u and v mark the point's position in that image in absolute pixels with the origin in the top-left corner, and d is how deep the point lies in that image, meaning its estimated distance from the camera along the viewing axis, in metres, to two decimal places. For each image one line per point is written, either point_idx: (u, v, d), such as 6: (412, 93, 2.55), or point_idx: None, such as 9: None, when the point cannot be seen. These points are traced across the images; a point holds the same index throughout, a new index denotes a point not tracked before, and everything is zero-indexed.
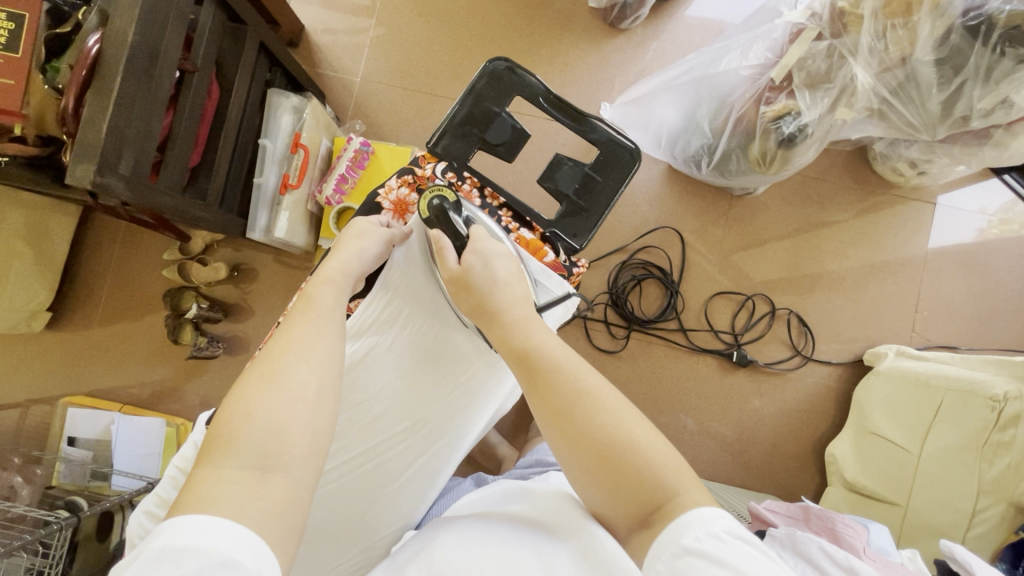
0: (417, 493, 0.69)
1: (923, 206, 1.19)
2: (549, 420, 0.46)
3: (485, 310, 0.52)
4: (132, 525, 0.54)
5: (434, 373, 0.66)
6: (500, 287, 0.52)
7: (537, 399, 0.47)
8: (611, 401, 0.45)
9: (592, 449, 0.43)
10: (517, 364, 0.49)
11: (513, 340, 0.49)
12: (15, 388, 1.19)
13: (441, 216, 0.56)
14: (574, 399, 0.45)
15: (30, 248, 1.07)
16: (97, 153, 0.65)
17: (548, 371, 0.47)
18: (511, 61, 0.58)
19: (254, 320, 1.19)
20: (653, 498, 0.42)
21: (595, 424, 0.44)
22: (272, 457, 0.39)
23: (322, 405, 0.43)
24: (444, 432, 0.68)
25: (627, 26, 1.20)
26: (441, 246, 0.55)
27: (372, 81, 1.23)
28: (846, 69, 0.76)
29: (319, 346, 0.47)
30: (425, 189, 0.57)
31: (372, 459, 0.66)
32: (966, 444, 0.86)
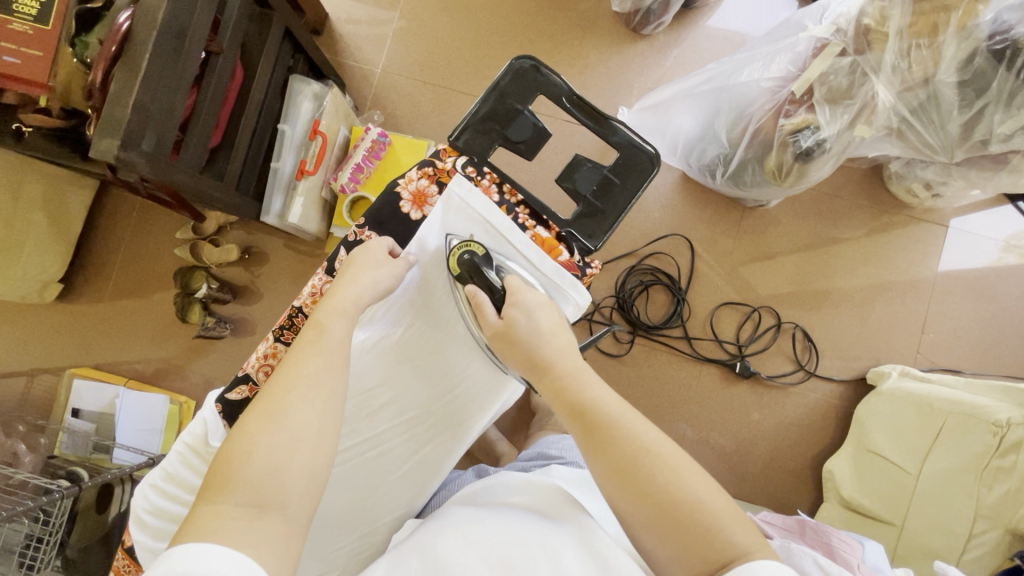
0: (419, 485, 0.68)
1: (936, 228, 1.19)
2: (610, 480, 0.44)
3: (536, 363, 0.51)
4: (137, 495, 0.55)
5: (442, 368, 0.66)
6: (546, 338, 0.52)
7: (595, 456, 0.45)
8: (673, 459, 0.44)
9: (660, 512, 0.42)
10: (573, 419, 0.48)
11: (567, 392, 0.48)
12: (23, 356, 1.20)
13: (474, 270, 0.57)
14: (636, 457, 0.44)
15: (46, 220, 1.09)
16: (121, 129, 0.66)
17: (606, 427, 0.46)
18: (536, 59, 0.58)
19: (262, 304, 1.20)
20: (719, 555, 0.41)
21: (661, 483, 0.43)
22: (268, 492, 0.40)
23: (321, 444, 0.44)
24: (449, 423, 0.68)
25: (649, 31, 1.20)
26: (479, 302, 0.55)
27: (392, 72, 1.24)
28: (867, 86, 0.76)
29: (321, 380, 0.46)
30: (452, 246, 0.59)
31: (375, 448, 0.66)
32: (966, 467, 0.86)
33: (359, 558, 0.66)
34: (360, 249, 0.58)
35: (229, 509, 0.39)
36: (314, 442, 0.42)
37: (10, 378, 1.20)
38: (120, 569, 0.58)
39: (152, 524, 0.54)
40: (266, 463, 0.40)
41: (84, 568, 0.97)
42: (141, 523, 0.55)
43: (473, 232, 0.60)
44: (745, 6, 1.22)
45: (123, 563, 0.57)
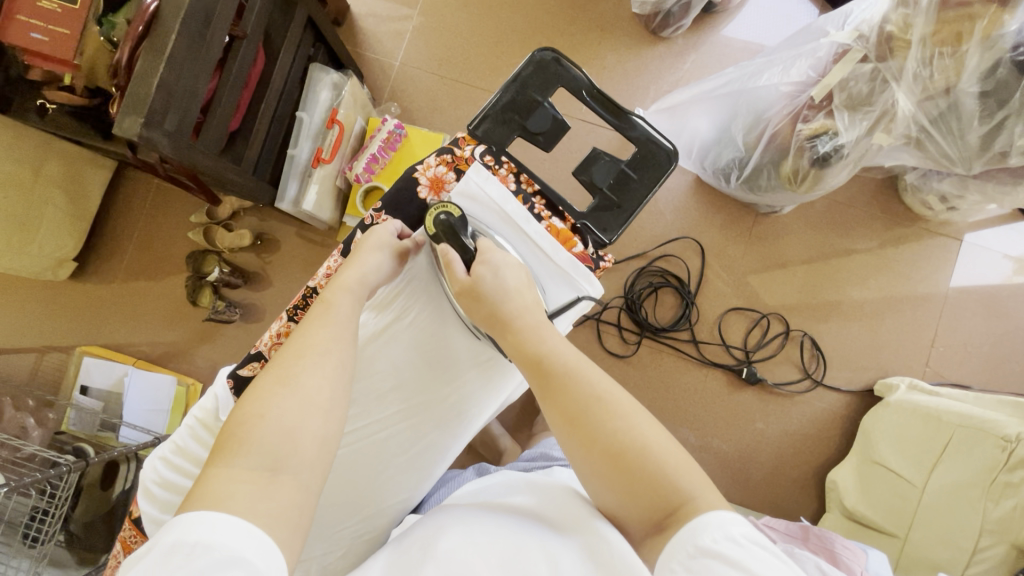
0: (417, 475, 0.67)
1: (949, 242, 1.18)
2: (565, 426, 0.47)
3: (498, 319, 0.53)
4: (146, 468, 0.56)
5: (446, 356, 0.65)
6: (510, 295, 0.54)
7: (549, 401, 0.49)
8: (621, 404, 0.47)
9: (607, 454, 0.45)
10: (531, 371, 0.51)
11: (526, 347, 0.51)
12: (34, 332, 1.21)
13: (448, 230, 0.55)
14: (586, 405, 0.47)
15: (65, 198, 1.10)
16: (146, 106, 0.67)
17: (561, 375, 0.49)
18: (558, 52, 0.58)
19: (272, 290, 1.21)
20: (667, 502, 0.43)
21: (608, 428, 0.46)
22: (281, 457, 0.40)
23: (332, 412, 0.44)
24: (454, 410, 0.66)
25: (668, 34, 1.21)
26: (449, 258, 0.55)
27: (411, 66, 1.25)
28: (888, 93, 0.76)
29: (331, 353, 0.47)
30: (430, 205, 0.57)
31: (373, 437, 0.65)
32: (972, 483, 0.84)
33: (364, 539, 0.65)
34: (369, 233, 0.58)
35: (240, 475, 0.38)
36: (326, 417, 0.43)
37: (20, 353, 1.21)
38: (126, 540, 0.57)
39: (160, 496, 0.55)
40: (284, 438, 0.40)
41: (86, 544, 0.99)
42: (150, 495, 0.55)
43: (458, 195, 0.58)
44: (765, 13, 1.22)
45: (133, 536, 0.57)
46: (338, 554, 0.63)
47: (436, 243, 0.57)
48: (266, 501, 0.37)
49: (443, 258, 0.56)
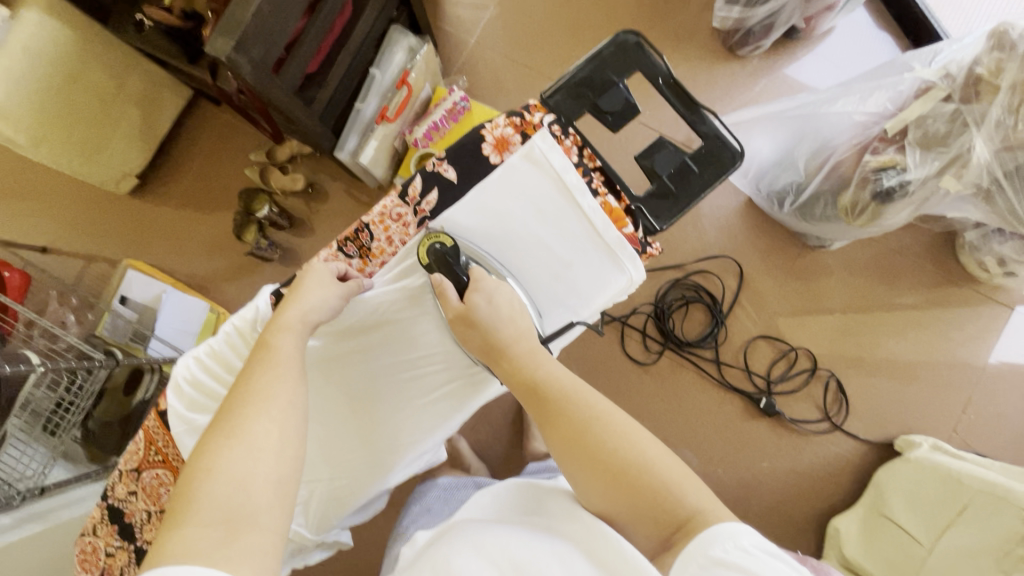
0: (382, 468, 0.63)
1: (1000, 309, 1.14)
2: (564, 450, 0.48)
3: (493, 347, 0.55)
4: (179, 365, 0.58)
5: (421, 351, 0.62)
6: (505, 323, 0.55)
7: (549, 429, 0.50)
8: (622, 425, 0.48)
9: (610, 472, 0.46)
10: (528, 398, 0.52)
11: (521, 372, 0.53)
12: (89, 239, 1.27)
13: (441, 261, 0.57)
14: (586, 425, 0.48)
15: (141, 117, 1.15)
16: (239, 30, 0.70)
17: (558, 401, 0.50)
18: (640, 36, 0.57)
19: (314, 238, 1.24)
20: (675, 517, 0.43)
21: (608, 447, 0.47)
22: (237, 512, 0.40)
23: (285, 452, 0.45)
24: (434, 404, 0.63)
25: (745, 53, 1.20)
26: (443, 288, 0.56)
27: (485, 45, 1.27)
28: (965, 137, 0.73)
29: (277, 395, 0.47)
30: (425, 234, 0.58)
31: (343, 414, 0.62)
32: (986, 550, 0.80)
33: (361, 480, 0.63)
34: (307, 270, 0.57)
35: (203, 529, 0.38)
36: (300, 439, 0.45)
37: (73, 256, 1.26)
38: (149, 430, 0.58)
39: (189, 394, 0.56)
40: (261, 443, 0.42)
41: (100, 443, 1.02)
42: (179, 391, 0.57)
43: (485, 204, 0.59)
44: (845, 47, 1.20)
45: (156, 427, 0.57)
46: (346, 481, 0.62)
47: (429, 274, 0.58)
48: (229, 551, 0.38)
49: (437, 287, 0.57)
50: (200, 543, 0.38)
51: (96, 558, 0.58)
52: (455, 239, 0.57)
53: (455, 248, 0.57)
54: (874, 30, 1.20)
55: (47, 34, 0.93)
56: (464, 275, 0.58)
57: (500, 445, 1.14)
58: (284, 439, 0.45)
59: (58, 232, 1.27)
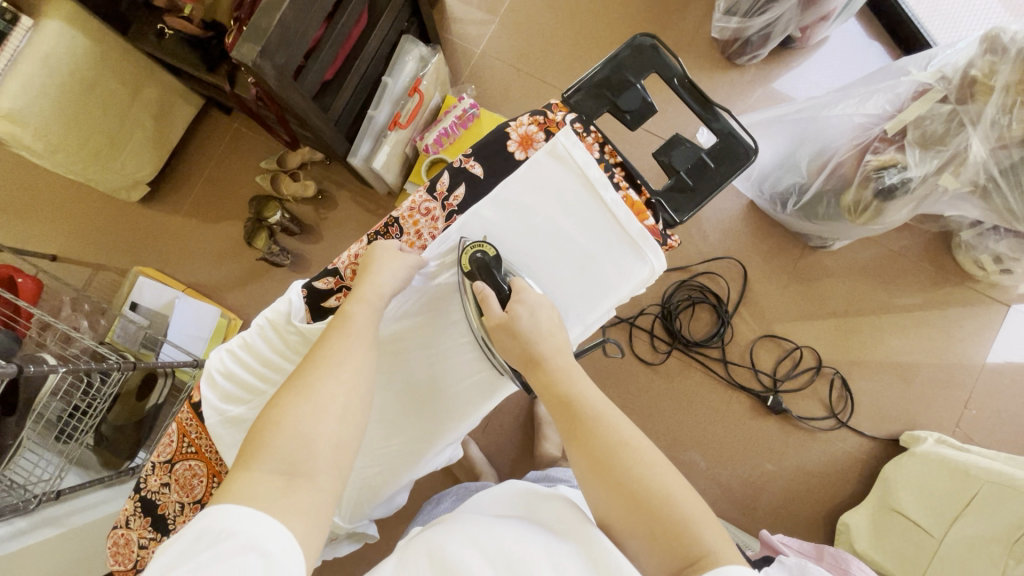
0: (415, 456, 0.64)
1: (997, 307, 1.17)
2: (589, 470, 0.49)
3: (531, 358, 0.56)
4: (213, 357, 0.60)
5: (449, 342, 0.64)
6: (544, 338, 0.57)
7: (577, 447, 0.50)
8: (651, 454, 0.49)
9: (632, 499, 0.46)
10: (559, 411, 0.53)
11: (557, 387, 0.54)
12: (98, 247, 1.28)
13: (483, 269, 0.58)
14: (614, 449, 0.49)
15: (154, 126, 1.17)
16: (264, 37, 0.73)
17: (589, 419, 0.51)
18: (656, 39, 0.60)
19: (325, 243, 1.26)
20: (688, 552, 0.44)
21: (634, 473, 0.47)
22: (299, 464, 0.43)
23: (347, 420, 0.47)
24: (462, 397, 0.64)
25: (743, 62, 1.24)
26: (485, 296, 0.57)
27: (491, 55, 1.30)
28: (963, 136, 0.76)
29: (346, 360, 0.50)
30: (465, 245, 0.59)
31: (373, 405, 0.64)
32: (996, 538, 0.82)
33: (391, 468, 0.64)
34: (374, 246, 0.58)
35: (265, 476, 0.42)
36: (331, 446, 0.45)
37: (82, 264, 1.27)
38: (182, 423, 0.59)
39: (222, 386, 0.58)
40: (289, 468, 0.43)
41: (113, 448, 1.02)
42: (213, 383, 0.59)
43: (511, 199, 0.61)
44: (839, 55, 1.25)
45: (189, 419, 0.59)
46: (377, 469, 0.64)
47: (469, 282, 0.59)
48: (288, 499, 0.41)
49: (478, 295, 0.59)
50: (263, 489, 0.41)
51: (128, 552, 0.58)
52: (497, 248, 0.59)
53: (495, 258, 0.58)
54: (867, 40, 1.25)
55: (67, 43, 0.95)
56: (505, 284, 0.59)
57: (512, 445, 1.15)
58: (345, 403, 0.48)
59: (67, 239, 1.27)
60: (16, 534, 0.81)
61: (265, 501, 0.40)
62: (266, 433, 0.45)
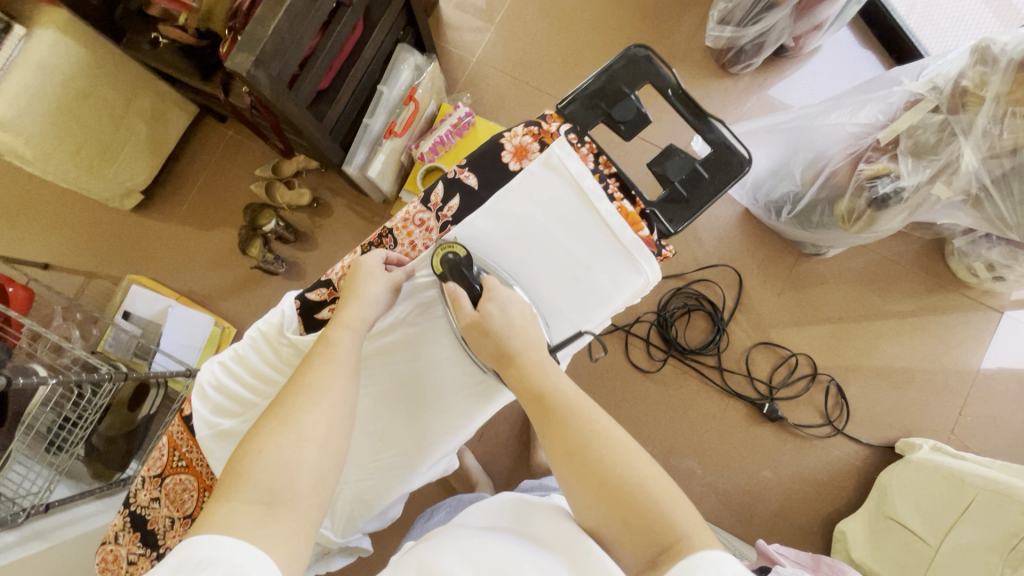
0: (408, 469, 0.64)
1: (991, 314, 1.18)
2: (562, 458, 0.49)
3: (505, 354, 0.56)
4: (205, 370, 0.59)
5: (434, 355, 0.63)
6: (516, 334, 0.57)
7: (550, 437, 0.51)
8: (621, 442, 0.49)
9: (603, 487, 0.46)
10: (531, 404, 0.54)
11: (529, 380, 0.55)
12: (90, 255, 1.27)
13: (455, 269, 0.58)
14: (585, 439, 0.49)
15: (148, 135, 1.16)
16: (259, 47, 0.73)
17: (560, 410, 0.51)
18: (650, 50, 0.60)
19: (319, 251, 1.25)
20: (662, 537, 0.43)
21: (605, 462, 0.47)
22: (277, 492, 0.43)
23: (326, 450, 0.47)
24: (453, 410, 0.64)
25: (737, 70, 1.25)
26: (457, 296, 0.57)
27: (487, 63, 1.31)
28: (954, 145, 0.77)
29: (330, 388, 0.50)
30: (437, 244, 0.59)
31: (361, 420, 0.63)
32: (992, 547, 0.82)
33: (382, 481, 0.64)
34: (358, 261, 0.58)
35: (243, 507, 0.42)
36: (311, 476, 0.45)
37: (74, 272, 1.26)
38: (173, 436, 0.58)
39: (213, 399, 0.58)
40: (267, 497, 0.43)
41: (104, 459, 1.01)
42: (203, 396, 0.58)
43: (505, 210, 0.61)
44: (832, 64, 1.26)
45: (180, 433, 0.58)
46: (369, 482, 0.63)
47: (442, 282, 0.59)
48: (263, 530, 0.41)
49: (450, 295, 0.58)
50: (242, 518, 0.41)
51: (118, 567, 0.57)
52: (467, 248, 0.59)
53: (467, 257, 0.58)
54: (859, 49, 1.26)
55: (60, 52, 0.95)
56: (477, 282, 0.59)
57: (508, 455, 1.14)
58: (329, 430, 0.48)
59: (60, 247, 1.26)
60: (4, 548, 0.79)
61: (248, 529, 0.40)
62: (245, 461, 0.45)
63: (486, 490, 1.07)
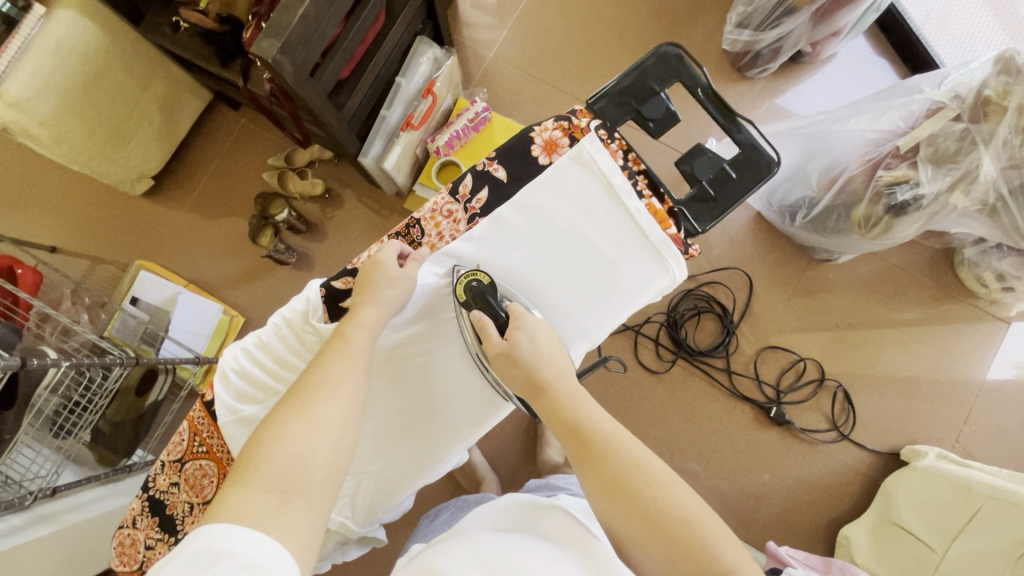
0: (430, 463, 0.64)
1: (997, 324, 1.19)
2: (601, 492, 0.49)
3: (535, 384, 0.56)
4: (227, 355, 0.59)
5: (442, 358, 0.63)
6: (546, 363, 0.57)
7: (587, 469, 0.50)
8: (662, 474, 0.49)
9: (649, 522, 0.46)
10: (566, 436, 0.53)
11: (563, 413, 0.54)
12: (98, 240, 1.26)
13: (479, 296, 0.59)
14: (624, 470, 0.49)
15: (161, 120, 1.15)
16: (284, 33, 0.72)
17: (597, 443, 0.51)
18: (681, 48, 0.60)
19: (330, 242, 1.25)
20: (708, 573, 0.44)
21: (645, 494, 0.47)
22: (294, 483, 0.44)
23: (342, 438, 0.48)
24: (471, 407, 0.64)
25: (753, 74, 1.25)
26: (484, 324, 0.58)
27: (503, 59, 1.30)
28: (975, 155, 0.77)
29: (346, 382, 0.50)
30: (459, 273, 0.60)
31: (376, 419, 0.63)
32: (998, 554, 0.84)
33: (404, 475, 0.63)
34: (373, 262, 0.58)
35: (255, 495, 0.42)
36: (325, 469, 0.45)
37: (82, 256, 1.25)
38: (193, 421, 0.58)
39: (235, 384, 0.57)
40: (283, 487, 0.43)
41: (111, 444, 1.00)
42: (226, 381, 0.58)
43: (534, 205, 0.61)
44: (847, 71, 1.26)
45: (200, 418, 0.58)
46: (392, 475, 0.63)
47: (467, 309, 0.60)
48: (277, 520, 0.41)
49: (476, 323, 0.59)
50: (257, 507, 0.41)
51: (134, 552, 0.58)
52: (490, 275, 0.60)
53: (490, 284, 0.59)
54: (874, 56, 1.27)
55: (79, 33, 0.94)
56: (501, 310, 0.59)
57: (514, 452, 1.14)
58: (344, 423, 0.48)
59: (68, 231, 1.25)
60: (10, 531, 0.79)
61: (258, 519, 0.40)
62: (263, 450, 0.45)
63: (493, 486, 1.07)
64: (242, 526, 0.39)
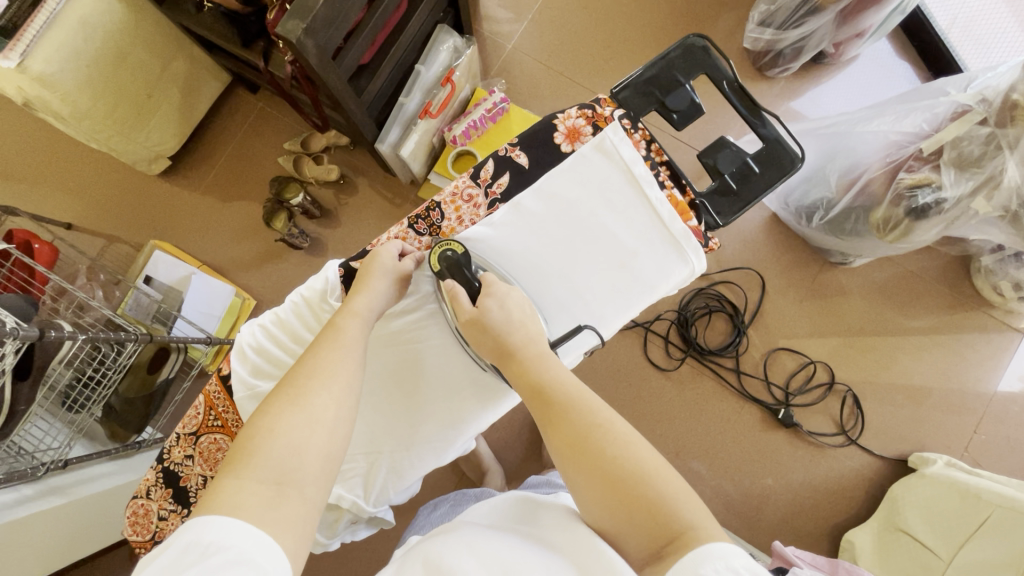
0: (441, 445, 0.64)
1: (1011, 334, 1.18)
2: (566, 453, 0.48)
3: (505, 350, 0.55)
4: (245, 331, 0.60)
5: (434, 358, 0.64)
6: (515, 328, 0.56)
7: (551, 431, 0.50)
8: (624, 434, 0.48)
9: (604, 477, 0.45)
10: (533, 399, 0.52)
11: (530, 375, 0.53)
12: (114, 219, 1.27)
13: (453, 266, 0.59)
14: (589, 431, 0.48)
15: (180, 101, 1.16)
16: (309, 15, 0.72)
17: (561, 405, 0.50)
18: (707, 40, 0.59)
19: (344, 227, 1.25)
20: (668, 530, 0.43)
21: (607, 453, 0.47)
22: (288, 474, 0.43)
23: (337, 429, 0.47)
24: (476, 394, 0.64)
25: (773, 74, 1.25)
26: (456, 292, 0.58)
27: (522, 51, 1.30)
28: (999, 159, 0.77)
29: (339, 372, 0.50)
30: (436, 242, 0.60)
31: (385, 401, 0.64)
32: (1003, 564, 0.82)
33: (414, 455, 0.64)
34: (372, 257, 0.59)
35: (258, 479, 0.42)
36: (320, 457, 0.45)
37: (96, 234, 1.26)
38: (210, 395, 0.59)
39: (252, 358, 0.58)
40: (278, 477, 0.42)
41: (121, 420, 1.01)
42: (242, 356, 0.59)
43: (553, 193, 0.61)
44: (868, 74, 1.25)
45: (216, 392, 0.59)
46: (405, 454, 0.64)
47: (440, 279, 0.60)
48: (274, 510, 0.41)
49: (448, 292, 0.59)
50: (250, 498, 0.40)
51: (148, 521, 0.59)
52: (465, 245, 0.60)
53: (466, 254, 0.59)
54: (897, 60, 1.25)
55: (104, 10, 0.94)
56: (474, 279, 0.60)
57: (520, 444, 1.14)
58: (338, 415, 0.48)
59: (84, 209, 1.26)
60: (20, 501, 0.80)
61: (253, 508, 0.40)
62: (258, 439, 0.45)
63: (497, 477, 1.07)
64: (236, 519, 0.39)
